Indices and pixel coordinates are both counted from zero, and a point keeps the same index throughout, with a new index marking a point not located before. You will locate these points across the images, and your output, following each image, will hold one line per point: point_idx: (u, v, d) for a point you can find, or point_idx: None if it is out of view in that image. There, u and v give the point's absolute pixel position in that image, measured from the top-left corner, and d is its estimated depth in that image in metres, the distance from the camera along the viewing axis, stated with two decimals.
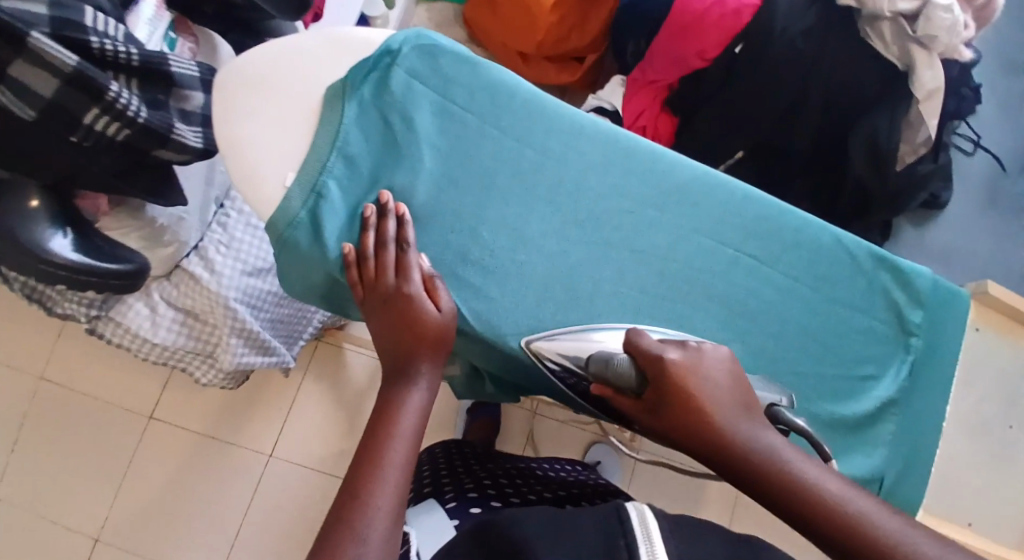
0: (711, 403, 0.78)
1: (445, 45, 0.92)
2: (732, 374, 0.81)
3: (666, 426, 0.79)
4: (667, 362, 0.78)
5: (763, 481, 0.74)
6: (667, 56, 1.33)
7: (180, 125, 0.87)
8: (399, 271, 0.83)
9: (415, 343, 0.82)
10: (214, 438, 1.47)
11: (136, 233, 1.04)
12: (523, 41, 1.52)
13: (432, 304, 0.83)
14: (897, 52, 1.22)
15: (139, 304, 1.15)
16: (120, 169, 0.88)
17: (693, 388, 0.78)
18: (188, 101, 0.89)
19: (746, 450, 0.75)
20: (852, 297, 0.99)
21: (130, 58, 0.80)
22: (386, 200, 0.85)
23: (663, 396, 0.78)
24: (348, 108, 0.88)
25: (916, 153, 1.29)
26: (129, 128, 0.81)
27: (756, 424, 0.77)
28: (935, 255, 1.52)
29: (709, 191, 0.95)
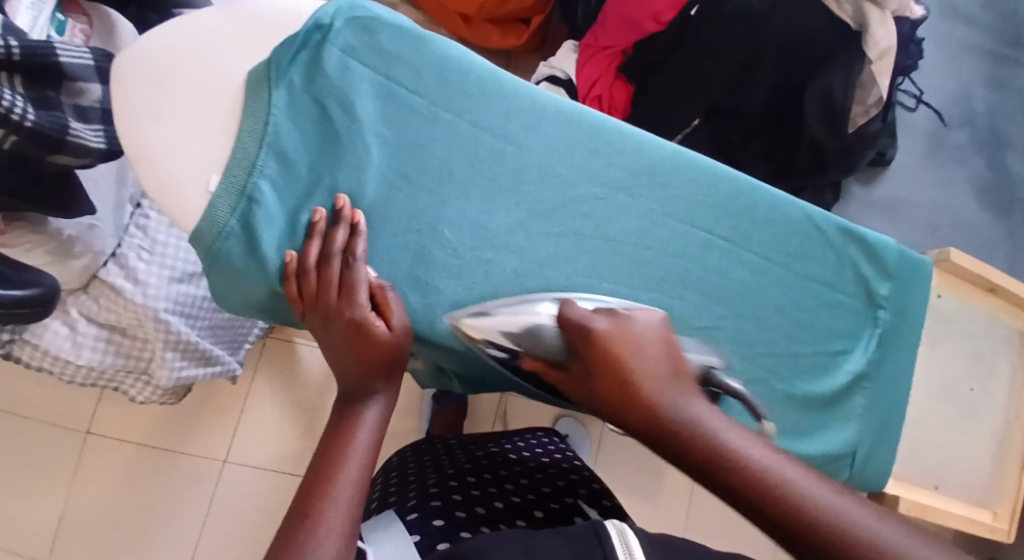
0: (640, 373, 0.71)
1: (383, 18, 0.82)
2: (661, 346, 0.74)
3: (595, 400, 0.72)
4: (598, 333, 0.73)
5: (697, 456, 0.67)
6: (621, 16, 1.27)
7: (76, 124, 0.75)
8: (346, 288, 0.75)
9: (366, 365, 0.75)
10: (162, 448, 1.36)
11: (41, 249, 0.91)
12: (463, 3, 1.42)
13: (382, 325, 0.75)
14: (850, 11, 1.18)
15: (57, 324, 1.02)
16: (9, 183, 0.75)
17: (623, 359, 0.72)
18: (84, 95, 0.78)
19: (677, 423, 0.68)
20: (824, 273, 0.94)
21: (10, 50, 0.68)
22: (342, 206, 0.77)
23: (590, 365, 0.73)
24: (276, 95, 0.78)
25: (868, 114, 1.25)
26: (18, 134, 0.69)
27: (685, 394, 0.70)
28: (888, 213, 1.50)
29: (679, 170, 0.89)
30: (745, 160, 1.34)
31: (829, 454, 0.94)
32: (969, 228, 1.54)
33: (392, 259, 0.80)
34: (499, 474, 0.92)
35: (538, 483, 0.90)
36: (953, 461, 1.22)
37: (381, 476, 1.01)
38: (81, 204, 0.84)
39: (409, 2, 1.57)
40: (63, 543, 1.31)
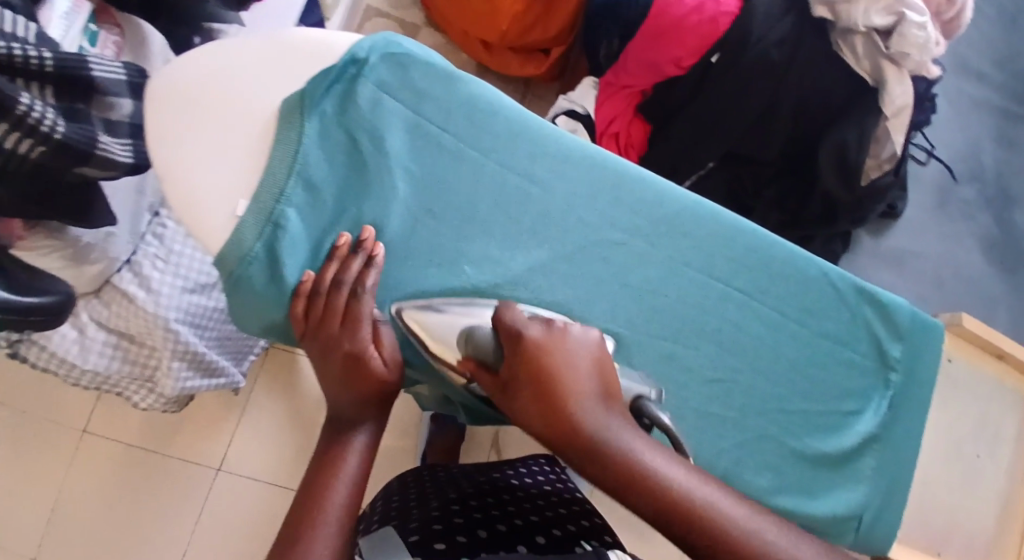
0: (571, 390, 0.67)
1: (417, 55, 0.83)
2: (591, 361, 0.71)
3: (518, 410, 0.69)
4: (531, 345, 0.69)
5: (621, 480, 0.65)
6: (643, 60, 1.25)
7: (105, 138, 0.76)
8: (350, 318, 0.75)
9: (362, 396, 0.75)
10: (156, 452, 1.36)
11: (57, 255, 0.90)
12: (484, 31, 1.45)
13: (379, 357, 0.75)
14: (867, 68, 1.18)
15: (65, 326, 1.02)
16: (38, 193, 0.74)
17: (555, 373, 0.68)
18: (113, 110, 0.78)
19: (603, 446, 0.66)
20: (836, 331, 0.94)
21: (43, 63, 0.68)
22: (366, 236, 0.77)
23: (517, 375, 0.69)
24: (308, 124, 0.79)
25: (880, 169, 1.27)
26: (46, 145, 0.68)
27: (612, 414, 0.68)
28: (897, 267, 1.50)
29: (699, 221, 0.89)
30: (760, 207, 1.35)
31: (837, 516, 0.92)
32: (977, 288, 1.54)
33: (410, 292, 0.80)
34: (500, 499, 0.91)
35: (539, 511, 0.90)
36: (954, 525, 1.21)
37: (380, 498, 0.99)
38: (101, 211, 0.84)
39: (431, 24, 1.60)
40: (50, 541, 1.31)
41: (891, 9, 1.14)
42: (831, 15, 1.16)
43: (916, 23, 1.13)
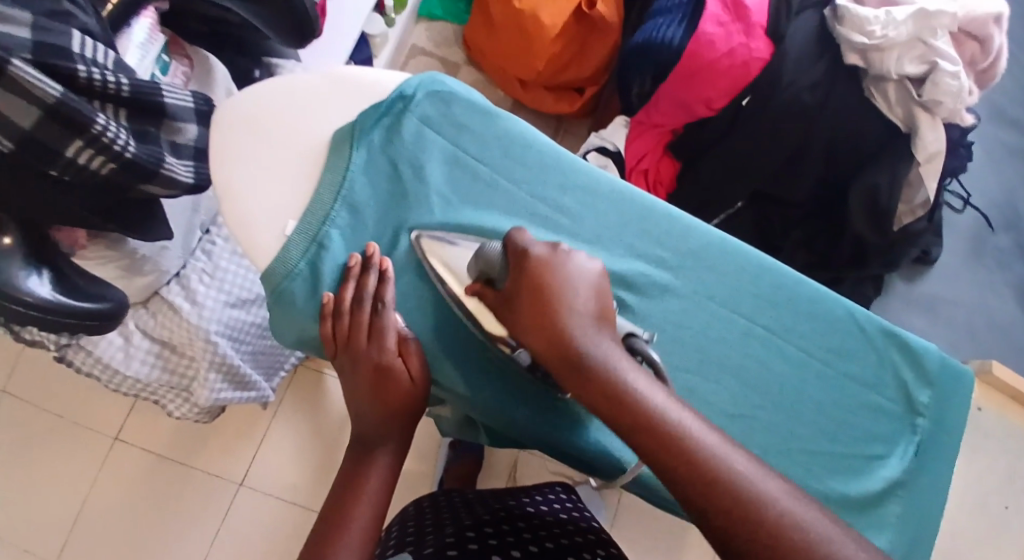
0: (564, 305, 0.72)
1: (460, 93, 0.88)
2: (590, 287, 0.74)
3: (515, 318, 0.73)
4: (533, 261, 0.74)
5: (596, 388, 0.68)
6: (675, 100, 1.28)
7: (170, 159, 0.80)
8: (375, 334, 0.78)
9: (387, 413, 0.78)
10: (180, 462, 1.40)
11: (113, 265, 0.97)
12: (522, 68, 1.54)
13: (405, 371, 0.78)
14: (900, 115, 1.20)
15: (113, 334, 1.08)
16: (99, 205, 0.78)
17: (552, 288, 0.72)
18: (181, 134, 0.82)
19: (584, 356, 0.70)
20: (863, 374, 0.94)
21: (120, 88, 0.73)
22: (371, 253, 0.79)
23: (518, 286, 0.73)
24: (356, 154, 0.83)
25: (913, 214, 1.26)
26: (115, 162, 0.73)
27: (601, 334, 0.71)
28: (928, 313, 1.50)
29: (725, 257, 0.92)
30: (788, 246, 1.37)
31: None
32: (1014, 338, 1.52)
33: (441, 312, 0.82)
34: (515, 526, 0.93)
35: (554, 538, 0.92)
36: None
37: (396, 525, 1.02)
38: (158, 229, 0.88)
39: (471, 64, 1.68)
40: (78, 541, 1.35)
41: (924, 57, 1.15)
42: (862, 61, 1.18)
43: (949, 72, 1.14)
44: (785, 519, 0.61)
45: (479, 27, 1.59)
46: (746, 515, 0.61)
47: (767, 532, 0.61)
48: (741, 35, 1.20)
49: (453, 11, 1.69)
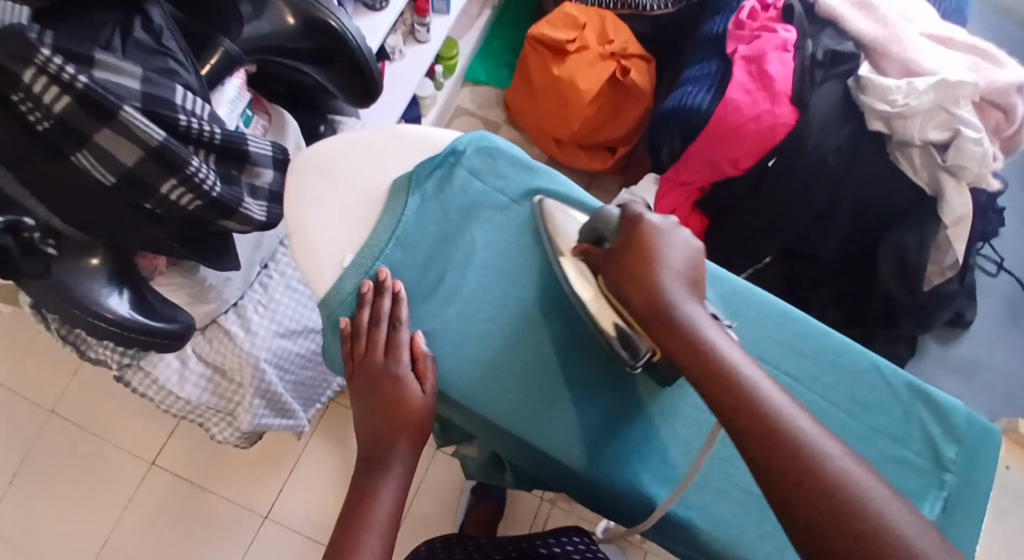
0: (668, 276, 0.73)
1: (505, 148, 0.91)
2: (693, 257, 0.75)
3: (618, 282, 0.74)
4: (644, 222, 0.75)
5: (694, 359, 0.69)
6: (704, 158, 1.34)
7: (248, 200, 0.88)
8: (389, 348, 0.80)
9: (397, 430, 0.80)
10: (209, 491, 1.46)
11: (182, 290, 1.07)
12: (558, 127, 1.65)
13: (417, 387, 0.79)
14: (925, 178, 1.24)
15: (171, 356, 1.15)
16: (183, 236, 0.87)
17: (659, 259, 0.73)
18: (259, 177, 0.91)
19: (686, 328, 0.70)
20: (887, 427, 0.87)
21: (213, 136, 0.81)
22: (382, 277, 0.82)
23: (626, 252, 0.74)
24: (410, 200, 0.87)
25: (943, 275, 1.30)
26: (201, 200, 0.81)
27: (702, 310, 0.72)
28: (963, 376, 1.48)
29: (745, 301, 0.90)
30: (816, 301, 1.41)
31: None
32: None
33: (483, 347, 0.81)
34: None
35: None
36: None
37: None
38: (229, 259, 0.96)
39: (511, 124, 1.80)
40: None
41: (947, 124, 1.21)
42: (886, 128, 1.23)
43: (973, 138, 1.18)
44: (872, 516, 0.60)
45: (520, 91, 1.72)
46: (832, 502, 0.60)
47: (849, 525, 0.60)
48: (766, 102, 1.27)
49: (496, 76, 1.84)
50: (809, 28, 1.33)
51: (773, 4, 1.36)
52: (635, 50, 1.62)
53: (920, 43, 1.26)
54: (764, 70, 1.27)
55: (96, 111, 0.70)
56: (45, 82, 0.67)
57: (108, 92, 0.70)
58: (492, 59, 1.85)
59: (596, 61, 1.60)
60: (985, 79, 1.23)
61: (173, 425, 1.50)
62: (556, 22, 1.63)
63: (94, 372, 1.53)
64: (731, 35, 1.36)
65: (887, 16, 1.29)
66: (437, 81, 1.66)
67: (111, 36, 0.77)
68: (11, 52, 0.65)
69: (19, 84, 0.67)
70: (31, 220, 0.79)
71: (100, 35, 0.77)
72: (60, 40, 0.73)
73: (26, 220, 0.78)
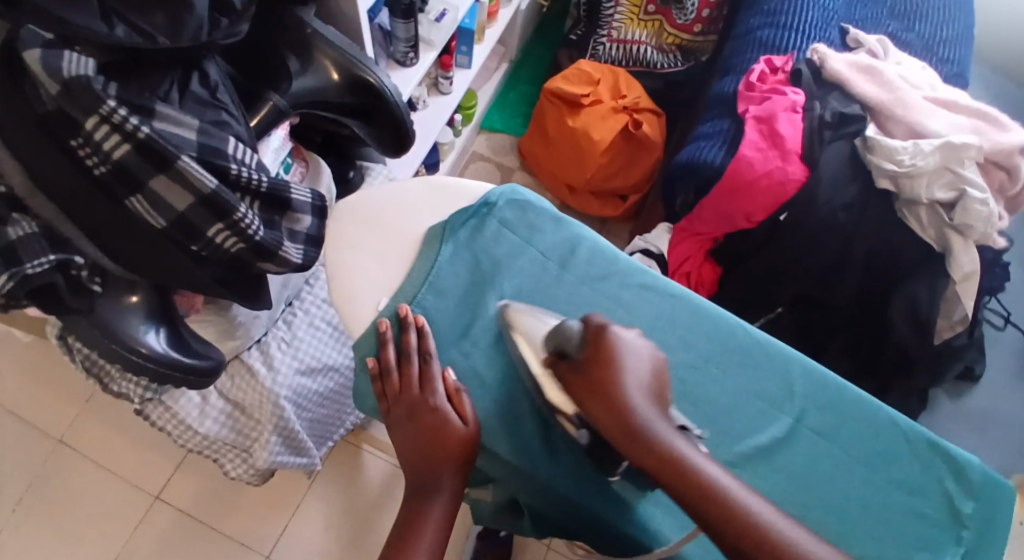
0: (628, 387, 0.77)
1: (535, 201, 0.97)
2: (656, 367, 0.80)
3: (585, 396, 0.78)
4: (606, 336, 0.79)
5: (668, 468, 0.73)
6: (717, 212, 1.38)
7: (287, 243, 0.90)
8: (424, 381, 0.84)
9: (439, 459, 0.81)
10: (213, 528, 1.46)
11: (213, 328, 1.11)
12: (572, 175, 1.70)
13: (458, 416, 0.82)
14: (933, 235, 1.27)
15: (192, 392, 1.17)
16: (222, 276, 0.90)
17: (619, 371, 0.77)
18: (299, 223, 0.93)
19: (652, 439, 0.74)
20: (906, 481, 0.88)
21: (260, 183, 0.85)
22: (405, 313, 0.87)
23: (591, 367, 0.78)
24: (444, 248, 0.91)
25: (953, 329, 1.32)
26: (243, 242, 0.85)
27: (664, 421, 0.76)
28: (974, 429, 1.49)
29: (769, 356, 0.91)
30: (829, 352, 1.43)
31: None
32: None
33: (503, 387, 0.87)
34: None
35: None
36: None
37: None
38: (264, 299, 1.00)
39: (524, 169, 1.85)
40: None
41: (953, 184, 1.24)
42: (894, 187, 1.27)
43: (979, 199, 1.22)
44: None
45: (534, 139, 1.77)
46: None
47: None
48: (778, 159, 1.31)
49: (511, 124, 1.90)
50: (816, 91, 1.38)
51: (781, 68, 1.43)
52: (646, 105, 1.68)
53: (926, 108, 1.31)
54: (774, 130, 1.32)
55: (156, 159, 0.75)
56: (106, 130, 0.73)
57: (167, 143, 0.75)
58: (507, 109, 1.91)
59: (608, 114, 1.65)
60: (989, 142, 1.28)
61: (180, 457, 1.51)
62: (571, 78, 1.69)
63: (106, 403, 1.54)
64: (741, 96, 1.41)
65: (893, 80, 1.34)
66: (457, 129, 1.71)
67: (169, 89, 0.82)
68: (78, 104, 0.72)
69: (81, 131, 0.73)
70: (81, 259, 0.84)
71: (160, 88, 0.82)
72: (125, 91, 0.77)
73: (77, 258, 0.83)
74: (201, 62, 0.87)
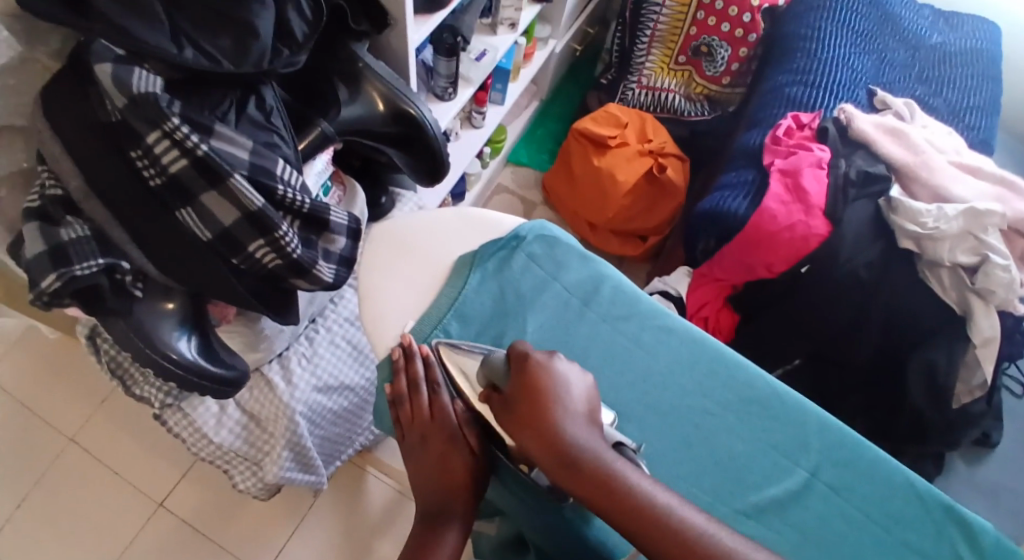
0: (554, 406, 0.78)
1: (563, 238, 0.99)
2: (582, 388, 0.81)
3: (513, 424, 0.79)
4: (528, 362, 0.81)
5: (596, 483, 0.74)
6: (738, 260, 1.39)
7: (321, 262, 0.93)
8: (434, 410, 0.87)
9: (451, 486, 0.86)
10: (213, 540, 1.47)
11: (239, 338, 1.14)
12: (594, 213, 1.73)
13: (467, 447, 0.86)
14: (955, 298, 1.28)
15: (211, 401, 1.18)
16: (256, 289, 0.92)
17: (543, 393, 0.79)
18: (334, 244, 0.95)
19: (580, 456, 0.75)
20: (918, 544, 0.88)
21: (303, 205, 0.88)
22: (408, 343, 0.88)
23: (517, 395, 0.80)
24: (471, 276, 0.94)
25: (971, 394, 1.31)
26: (281, 259, 0.88)
27: (592, 435, 0.77)
28: (988, 499, 1.47)
29: (787, 409, 0.92)
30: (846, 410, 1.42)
31: None
32: None
33: None
34: None
35: None
36: None
37: None
38: (291, 314, 1.02)
39: (548, 205, 1.88)
40: None
41: (976, 250, 1.25)
42: (916, 247, 1.29)
43: (1001, 265, 1.22)
44: None
45: (560, 175, 1.80)
46: None
47: None
48: (801, 213, 1.32)
49: (538, 160, 1.93)
50: (842, 149, 1.40)
51: (808, 124, 1.45)
52: (671, 150, 1.71)
53: (950, 173, 1.33)
54: (799, 184, 1.34)
55: (211, 174, 0.80)
56: (166, 144, 0.78)
57: (222, 160, 0.80)
58: (535, 145, 1.95)
59: (634, 157, 1.68)
60: (1011, 210, 1.29)
61: (187, 465, 1.53)
62: (600, 120, 1.72)
63: (119, 406, 1.57)
64: (767, 150, 1.44)
65: (918, 144, 1.36)
66: (485, 160, 1.75)
67: (228, 109, 0.87)
68: (143, 117, 0.77)
69: (143, 143, 0.78)
70: (127, 263, 0.87)
71: (219, 108, 0.87)
72: (188, 110, 0.81)
73: (123, 263, 0.86)
74: (259, 86, 0.91)
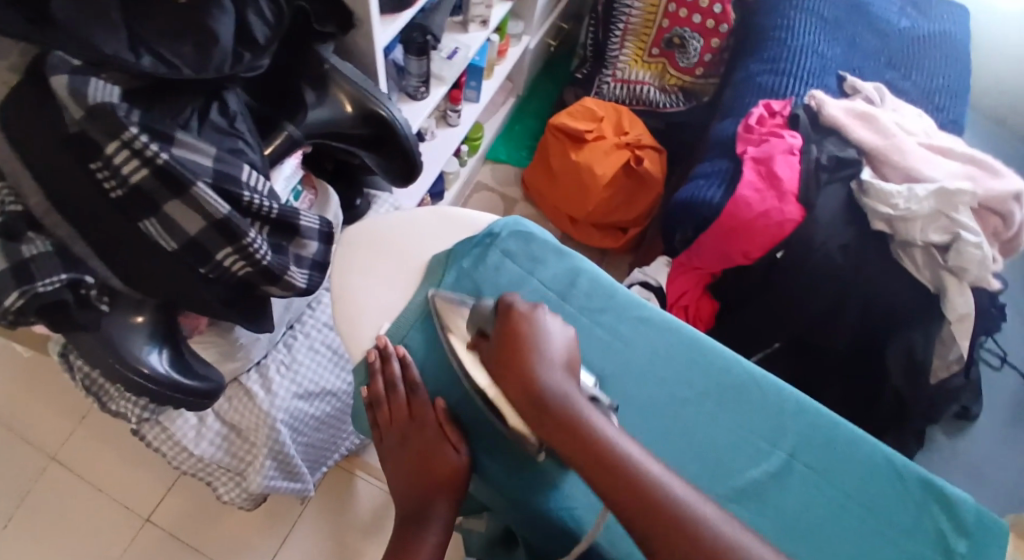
0: (536, 356, 0.80)
1: (537, 233, 0.99)
2: (566, 342, 0.83)
3: (496, 369, 0.81)
4: (515, 312, 0.82)
5: (569, 436, 0.76)
6: (715, 249, 1.39)
7: (293, 268, 0.92)
8: (412, 410, 0.87)
9: (433, 484, 0.85)
10: (201, 552, 1.45)
11: (215, 349, 1.12)
12: (574, 207, 1.73)
13: (450, 446, 0.84)
14: (928, 277, 1.28)
15: (189, 414, 1.17)
16: (230, 297, 0.92)
17: (527, 341, 0.80)
18: (305, 249, 0.95)
19: (557, 407, 0.77)
20: (897, 520, 0.88)
21: (271, 210, 0.87)
22: (383, 344, 0.87)
23: (500, 340, 0.81)
24: (446, 276, 0.93)
25: (948, 369, 1.33)
26: (251, 266, 0.87)
27: (571, 388, 0.79)
28: (970, 473, 1.48)
29: (764, 392, 0.92)
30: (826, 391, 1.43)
31: None
32: None
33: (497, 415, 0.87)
34: None
35: None
36: None
37: None
38: (266, 322, 1.00)
39: (527, 200, 1.87)
40: None
41: (947, 228, 1.26)
42: (889, 229, 1.29)
43: (972, 242, 1.24)
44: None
45: (538, 170, 1.79)
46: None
47: None
48: (775, 200, 1.33)
49: (515, 156, 1.93)
50: (813, 135, 1.41)
51: (779, 112, 1.46)
52: (647, 142, 1.71)
53: (920, 154, 1.34)
54: (772, 171, 1.35)
55: (173, 184, 0.78)
56: (126, 154, 0.76)
57: (185, 169, 0.78)
58: (513, 142, 1.94)
59: (611, 150, 1.67)
60: (982, 188, 1.30)
61: (172, 478, 1.51)
62: (576, 114, 1.72)
63: (101, 421, 1.54)
64: (739, 138, 1.45)
65: (889, 127, 1.37)
66: (462, 158, 1.74)
67: (190, 117, 0.85)
68: (103, 126, 0.74)
69: (103, 154, 0.76)
70: (92, 278, 0.85)
71: (181, 116, 0.85)
72: (146, 118, 0.79)
73: (87, 278, 0.84)
74: (222, 91, 0.89)
